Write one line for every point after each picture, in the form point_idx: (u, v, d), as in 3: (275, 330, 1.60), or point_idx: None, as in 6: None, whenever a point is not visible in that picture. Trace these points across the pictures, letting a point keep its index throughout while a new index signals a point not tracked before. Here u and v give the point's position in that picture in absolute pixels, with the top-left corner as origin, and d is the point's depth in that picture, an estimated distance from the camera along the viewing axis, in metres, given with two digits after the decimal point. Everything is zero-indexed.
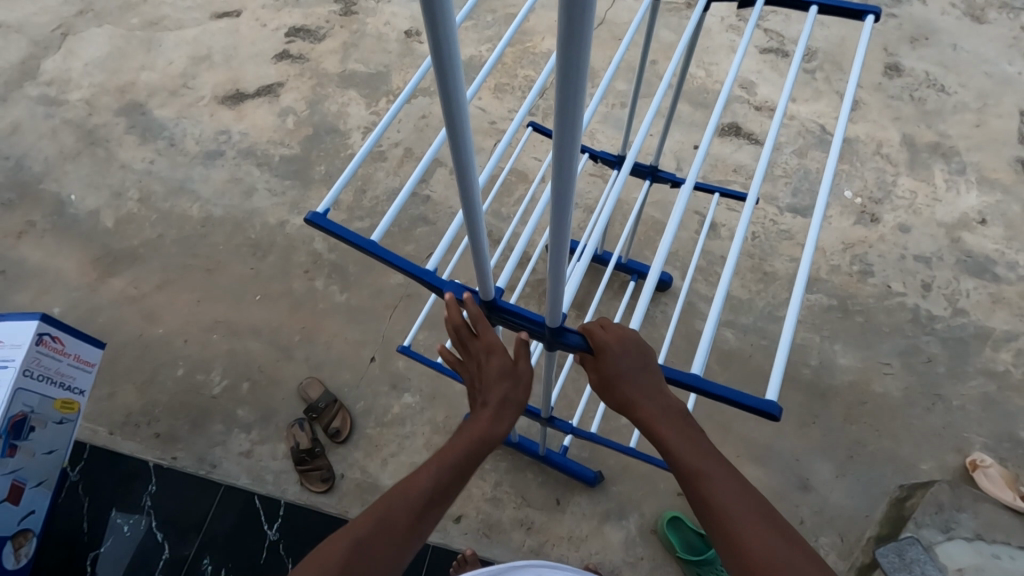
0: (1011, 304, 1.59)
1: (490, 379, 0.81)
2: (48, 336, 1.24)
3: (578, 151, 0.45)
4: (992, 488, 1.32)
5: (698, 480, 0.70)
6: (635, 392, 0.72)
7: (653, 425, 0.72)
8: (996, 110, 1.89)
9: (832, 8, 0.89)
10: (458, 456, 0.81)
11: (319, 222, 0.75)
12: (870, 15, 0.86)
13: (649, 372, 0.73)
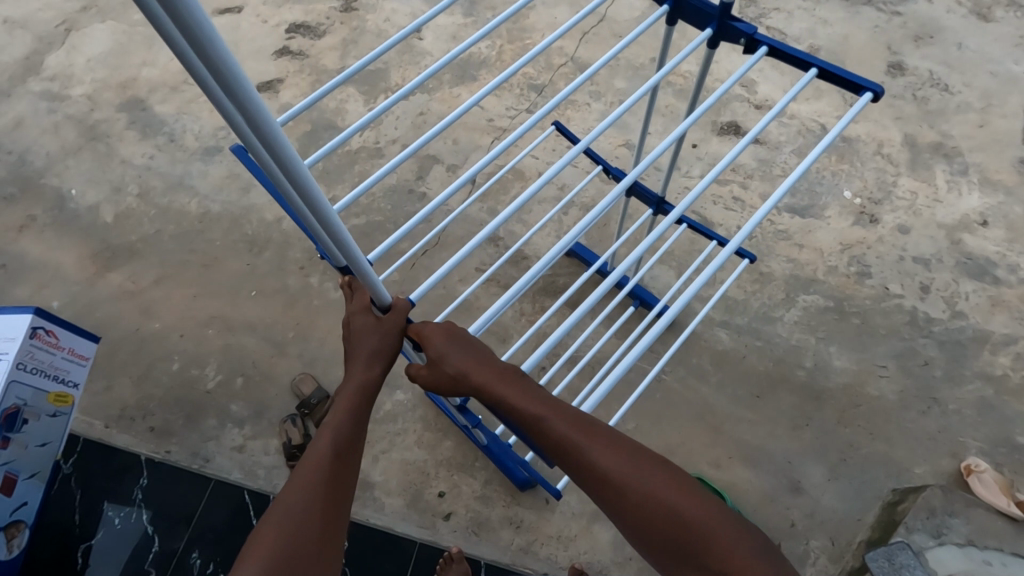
0: (1011, 308, 1.57)
1: (358, 337, 0.80)
2: (42, 330, 1.26)
3: (286, 141, 0.50)
4: (987, 493, 1.30)
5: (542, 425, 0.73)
6: (468, 365, 0.78)
7: (493, 390, 0.76)
8: (1000, 110, 1.86)
9: (833, 75, 0.88)
10: (352, 413, 0.79)
11: (240, 156, 0.88)
12: (867, 92, 0.86)
13: (479, 347, 0.80)
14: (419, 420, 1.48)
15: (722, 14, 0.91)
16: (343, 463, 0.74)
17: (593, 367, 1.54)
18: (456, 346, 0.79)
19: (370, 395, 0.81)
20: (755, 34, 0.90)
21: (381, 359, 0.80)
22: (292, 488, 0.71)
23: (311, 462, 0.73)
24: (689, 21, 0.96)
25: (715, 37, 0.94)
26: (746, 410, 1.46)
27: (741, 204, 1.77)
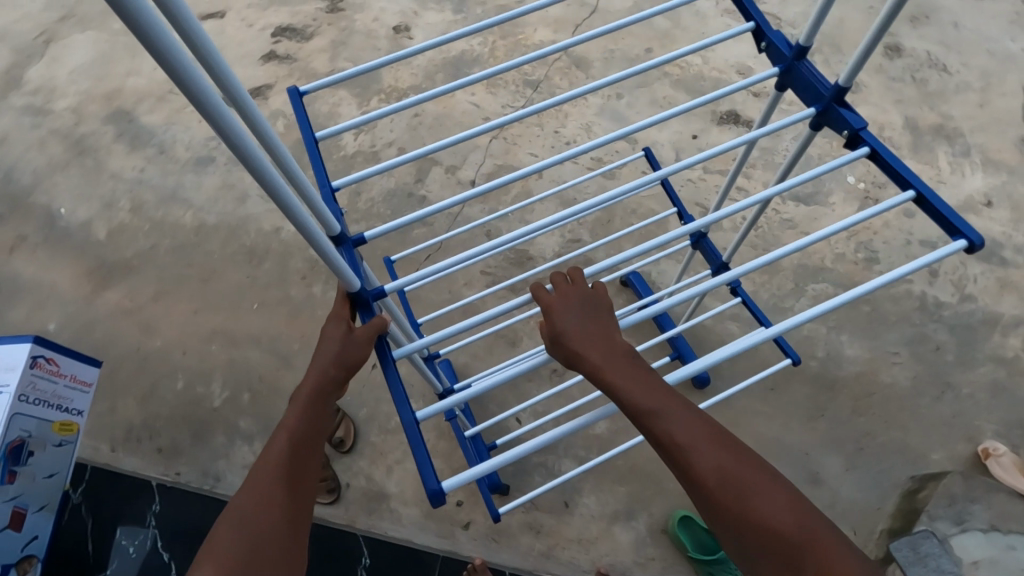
0: (1019, 288, 1.56)
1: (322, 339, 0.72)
2: (43, 359, 1.22)
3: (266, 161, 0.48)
4: (1005, 476, 1.31)
5: (654, 414, 0.61)
6: (582, 341, 0.67)
7: (605, 374, 0.65)
8: (999, 89, 1.86)
9: (930, 207, 0.75)
10: (316, 415, 0.70)
11: (294, 97, 0.87)
12: (961, 240, 0.72)
13: (604, 320, 0.70)
14: (431, 428, 1.46)
15: (836, 96, 0.81)
16: (300, 466, 0.69)
17: None
18: (575, 320, 0.69)
19: (328, 392, 0.71)
20: (862, 129, 0.80)
21: (343, 364, 0.71)
22: (247, 492, 0.67)
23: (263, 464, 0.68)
24: (796, 93, 0.88)
25: (819, 115, 0.85)
26: (760, 403, 1.45)
27: (745, 194, 1.75)
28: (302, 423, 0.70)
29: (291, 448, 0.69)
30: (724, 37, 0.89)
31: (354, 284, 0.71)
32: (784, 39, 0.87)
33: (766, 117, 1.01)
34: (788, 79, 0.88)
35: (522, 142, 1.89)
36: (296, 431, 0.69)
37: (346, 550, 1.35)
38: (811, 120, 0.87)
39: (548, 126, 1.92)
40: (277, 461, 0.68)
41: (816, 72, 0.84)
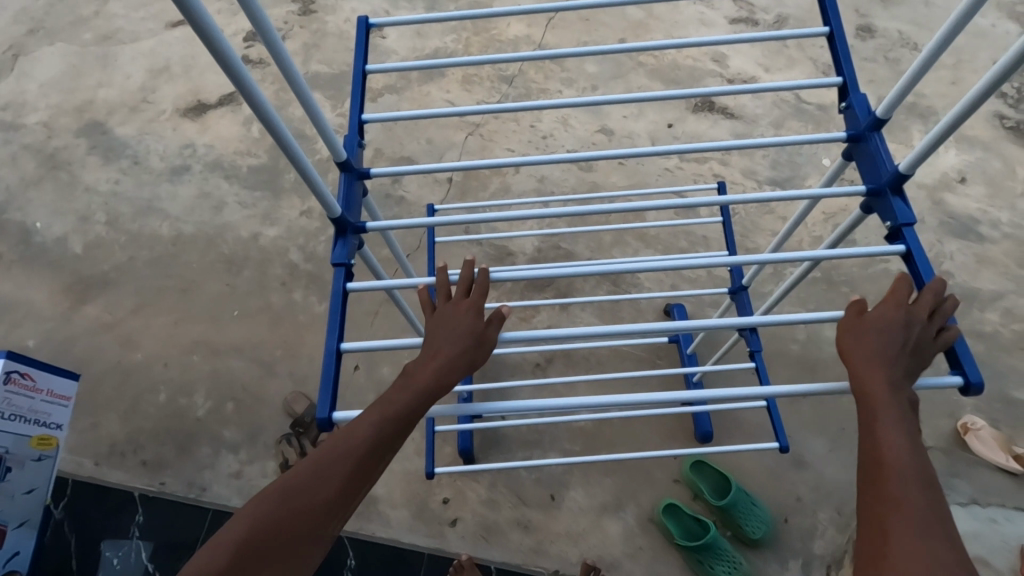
0: (996, 263, 1.57)
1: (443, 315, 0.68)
2: (17, 374, 1.20)
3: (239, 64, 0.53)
4: (984, 450, 1.31)
5: (886, 441, 0.57)
6: (865, 339, 0.63)
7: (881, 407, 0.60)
8: (971, 66, 1.86)
9: None
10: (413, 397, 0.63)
11: (360, 25, 0.90)
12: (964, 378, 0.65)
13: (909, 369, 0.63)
14: (417, 429, 1.46)
15: (893, 181, 0.73)
16: (376, 463, 0.61)
17: (587, 359, 1.53)
18: (873, 339, 0.63)
19: (433, 396, 0.64)
20: (908, 227, 0.72)
21: (462, 366, 0.66)
22: (316, 460, 0.60)
23: (342, 442, 0.61)
24: (859, 167, 0.79)
25: (871, 197, 0.77)
26: (743, 388, 1.46)
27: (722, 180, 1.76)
28: (397, 420, 0.62)
29: (377, 442, 0.61)
30: (808, 85, 0.84)
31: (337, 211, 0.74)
32: (865, 105, 0.79)
33: (834, 177, 0.92)
34: (856, 149, 0.80)
35: (499, 137, 1.88)
36: (389, 420, 0.62)
37: (332, 557, 1.34)
38: (864, 200, 0.78)
39: (523, 121, 1.91)
40: (355, 445, 0.60)
41: (883, 150, 0.76)
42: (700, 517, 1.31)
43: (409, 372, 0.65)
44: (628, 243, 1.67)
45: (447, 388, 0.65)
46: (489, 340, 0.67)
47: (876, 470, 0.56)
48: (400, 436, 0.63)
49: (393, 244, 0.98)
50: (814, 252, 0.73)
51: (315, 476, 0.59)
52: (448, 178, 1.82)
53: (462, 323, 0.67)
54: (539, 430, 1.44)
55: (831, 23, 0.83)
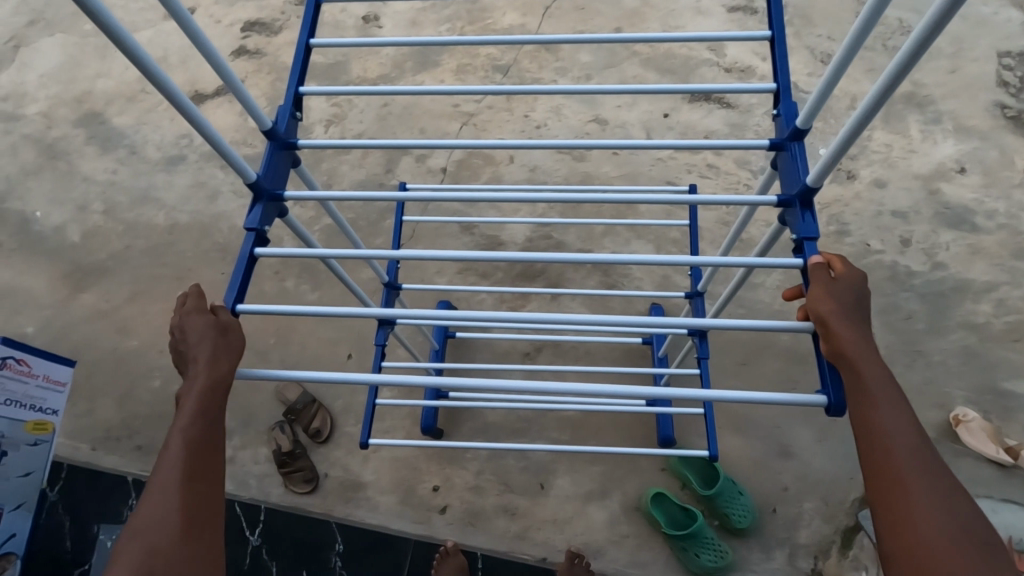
0: (990, 254, 1.56)
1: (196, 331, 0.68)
2: (13, 360, 1.21)
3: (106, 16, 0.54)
4: (976, 442, 1.32)
5: (881, 416, 0.58)
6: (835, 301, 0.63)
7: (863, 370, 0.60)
8: (972, 54, 1.83)
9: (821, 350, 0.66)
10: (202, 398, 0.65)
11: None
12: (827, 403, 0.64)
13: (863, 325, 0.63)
14: (406, 416, 1.47)
15: (802, 195, 0.68)
16: (204, 463, 0.63)
17: (577, 348, 1.52)
18: (844, 306, 0.63)
19: (221, 387, 0.66)
20: (810, 241, 0.67)
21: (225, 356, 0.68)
22: (153, 496, 0.60)
23: (161, 473, 0.61)
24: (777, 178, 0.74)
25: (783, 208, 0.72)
26: (732, 378, 1.46)
27: (716, 170, 1.75)
28: (199, 421, 0.64)
29: (191, 447, 0.63)
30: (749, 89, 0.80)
31: (253, 174, 0.71)
32: (793, 112, 0.73)
33: (771, 184, 0.88)
34: (779, 158, 0.75)
35: (492, 127, 1.88)
36: (189, 427, 0.64)
37: (320, 541, 1.36)
38: (778, 211, 0.73)
39: (517, 111, 1.91)
40: (174, 465, 0.62)
41: (800, 160, 0.70)
42: (685, 505, 1.32)
43: (183, 390, 0.66)
44: (620, 233, 1.67)
45: (230, 372, 0.67)
46: (235, 325, 0.70)
47: (880, 446, 0.58)
48: (211, 433, 0.65)
49: (344, 225, 0.98)
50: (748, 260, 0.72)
51: (156, 507, 0.60)
52: (441, 168, 1.82)
53: (201, 325, 0.69)
54: (527, 419, 1.44)
55: (771, 25, 0.76)
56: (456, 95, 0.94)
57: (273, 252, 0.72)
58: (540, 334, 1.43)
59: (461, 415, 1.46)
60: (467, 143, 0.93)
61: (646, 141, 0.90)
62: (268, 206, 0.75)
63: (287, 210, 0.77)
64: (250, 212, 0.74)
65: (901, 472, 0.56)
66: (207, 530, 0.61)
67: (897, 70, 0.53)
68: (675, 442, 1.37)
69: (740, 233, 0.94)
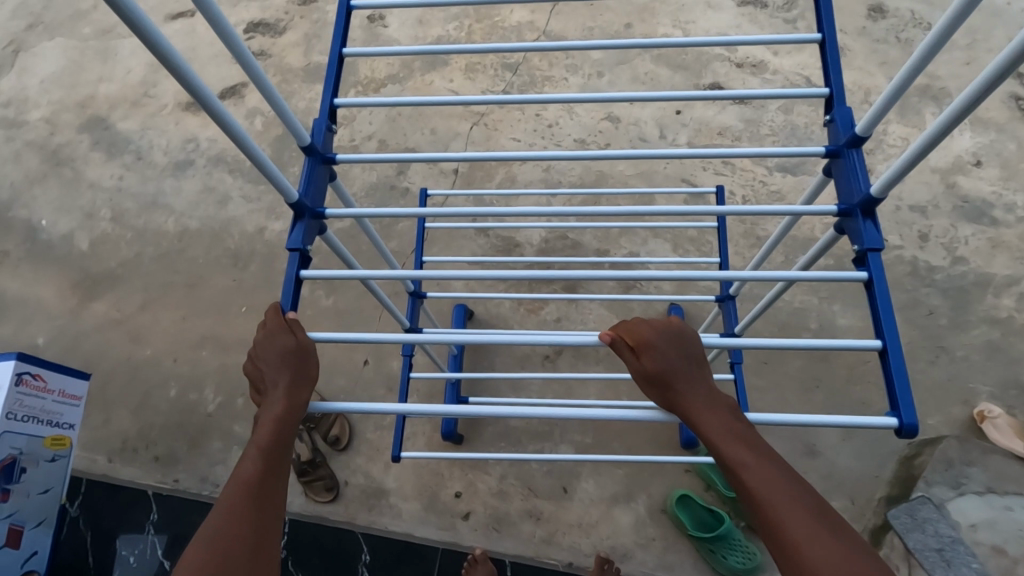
0: (1011, 248, 1.55)
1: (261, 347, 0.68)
2: (28, 375, 1.20)
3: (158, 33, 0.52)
4: (1001, 438, 1.31)
5: (745, 470, 0.60)
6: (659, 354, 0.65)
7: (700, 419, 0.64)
8: (986, 46, 1.81)
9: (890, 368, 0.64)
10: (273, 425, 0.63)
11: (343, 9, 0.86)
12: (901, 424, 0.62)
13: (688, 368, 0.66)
14: (427, 422, 1.45)
15: (864, 204, 0.67)
16: (270, 486, 0.61)
17: (597, 350, 1.51)
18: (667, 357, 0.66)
19: (295, 414, 0.65)
20: (874, 252, 0.66)
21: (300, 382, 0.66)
22: (218, 511, 0.59)
23: (230, 487, 0.60)
24: (834, 185, 0.73)
25: (842, 217, 0.71)
26: (755, 378, 1.45)
27: (731, 167, 1.73)
28: (272, 442, 0.63)
29: (263, 467, 0.61)
30: (798, 93, 0.78)
31: (295, 193, 0.70)
32: (848, 119, 0.72)
33: (815, 194, 0.86)
34: (833, 164, 0.74)
35: (504, 126, 1.86)
36: (265, 446, 0.62)
37: (345, 550, 1.35)
38: (835, 219, 0.72)
39: (528, 110, 1.89)
40: (246, 482, 0.60)
41: (859, 169, 0.69)
42: (711, 507, 1.31)
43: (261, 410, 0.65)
44: (636, 233, 1.65)
45: (306, 401, 0.66)
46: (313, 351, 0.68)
47: (756, 501, 0.59)
48: (283, 457, 0.63)
49: (376, 239, 0.96)
50: (795, 272, 0.70)
51: (223, 521, 0.58)
52: (453, 169, 1.80)
53: (280, 347, 0.67)
54: (550, 422, 1.43)
55: (824, 29, 0.76)
56: (480, 102, 0.91)
57: (319, 273, 0.71)
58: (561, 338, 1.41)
59: (482, 420, 1.45)
60: (480, 155, 0.90)
61: (672, 150, 0.88)
62: (310, 223, 0.74)
63: (325, 226, 0.77)
64: (293, 231, 0.72)
65: (777, 519, 0.57)
66: (264, 555, 0.59)
67: (991, 79, 0.52)
68: (699, 445, 1.37)
69: (783, 237, 0.91)
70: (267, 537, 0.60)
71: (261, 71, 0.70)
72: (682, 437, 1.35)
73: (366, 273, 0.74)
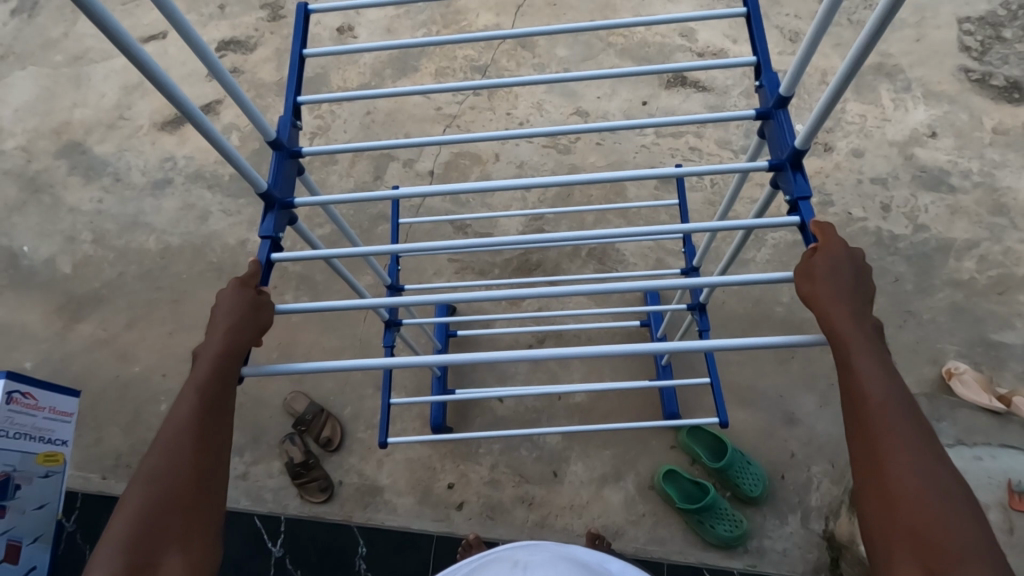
0: (969, 213, 1.61)
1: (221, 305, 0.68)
2: (18, 393, 1.21)
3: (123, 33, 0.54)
4: (968, 393, 1.36)
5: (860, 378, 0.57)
6: (826, 269, 0.64)
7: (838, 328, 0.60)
8: (934, 22, 1.88)
9: None
10: (211, 371, 0.64)
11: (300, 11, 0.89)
12: None
13: (851, 288, 0.63)
14: (416, 417, 1.48)
15: (792, 157, 0.71)
16: (213, 426, 0.62)
17: (577, 337, 1.55)
18: (841, 272, 0.64)
19: (234, 356, 0.66)
20: (804, 200, 0.70)
21: (249, 329, 0.68)
22: (156, 451, 0.60)
23: (169, 430, 0.61)
24: (767, 145, 0.78)
25: (776, 172, 0.75)
26: (732, 354, 1.49)
27: (698, 152, 1.79)
28: (215, 383, 0.64)
29: (202, 408, 0.62)
30: (731, 64, 0.82)
31: (262, 183, 0.73)
32: (775, 82, 0.77)
33: (759, 151, 0.89)
34: (766, 127, 0.78)
35: (476, 127, 1.90)
36: (206, 388, 0.63)
37: (343, 546, 1.36)
38: (771, 176, 0.77)
39: (499, 109, 1.93)
40: (186, 422, 0.61)
41: (787, 127, 0.74)
42: (697, 479, 1.35)
43: (200, 352, 0.66)
44: (611, 221, 1.70)
45: (247, 345, 0.67)
46: (266, 301, 0.71)
47: (861, 409, 0.57)
48: (224, 400, 0.64)
49: (341, 222, 0.97)
50: (741, 224, 0.73)
51: (162, 461, 0.59)
52: (429, 172, 1.84)
53: (233, 299, 0.69)
54: (537, 409, 1.46)
55: (749, 3, 0.80)
56: (440, 93, 0.94)
57: (289, 256, 0.73)
58: (541, 326, 1.45)
59: (470, 411, 1.48)
60: (448, 139, 0.91)
61: (627, 123, 0.90)
62: (279, 213, 0.77)
63: (295, 216, 0.80)
64: (263, 220, 0.75)
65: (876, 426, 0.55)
66: (208, 491, 0.60)
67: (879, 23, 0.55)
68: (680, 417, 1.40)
69: (738, 195, 0.93)
70: (213, 479, 0.60)
71: (232, 78, 0.73)
72: (664, 411, 1.38)
73: (331, 254, 0.76)
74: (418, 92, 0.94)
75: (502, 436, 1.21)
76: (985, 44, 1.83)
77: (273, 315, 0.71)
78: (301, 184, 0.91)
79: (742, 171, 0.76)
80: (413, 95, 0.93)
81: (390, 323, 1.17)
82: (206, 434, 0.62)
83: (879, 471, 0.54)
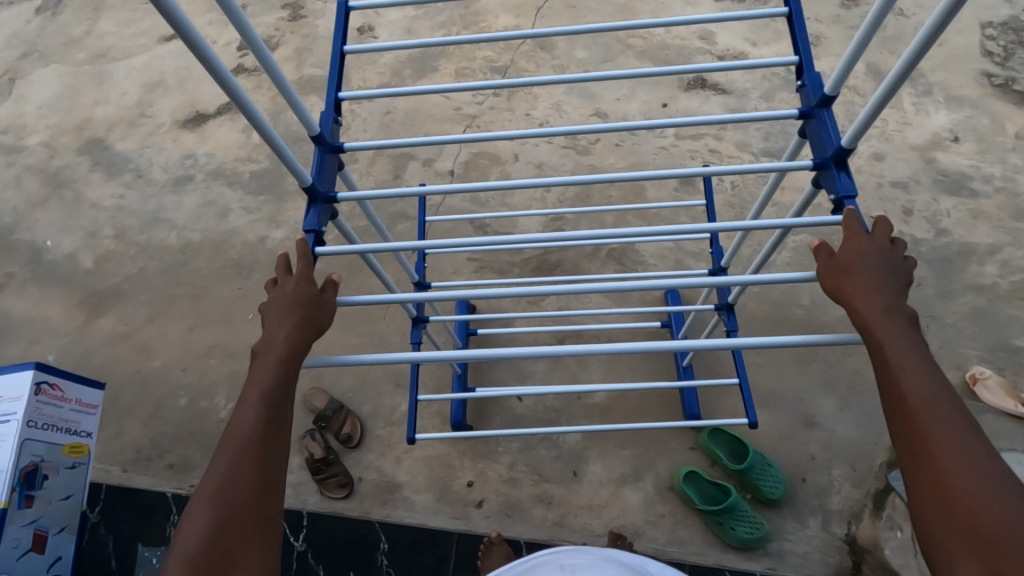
0: (991, 218, 1.60)
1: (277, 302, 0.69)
2: (46, 384, 1.23)
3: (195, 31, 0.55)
4: (992, 398, 1.35)
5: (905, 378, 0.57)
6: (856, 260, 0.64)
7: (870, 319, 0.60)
8: (956, 26, 1.87)
9: None
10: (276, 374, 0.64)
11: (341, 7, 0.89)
12: None
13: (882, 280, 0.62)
14: (436, 415, 1.48)
15: (837, 156, 0.71)
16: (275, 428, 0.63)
17: (597, 337, 1.55)
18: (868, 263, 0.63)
19: (295, 358, 0.66)
20: (849, 199, 0.70)
21: (310, 329, 0.68)
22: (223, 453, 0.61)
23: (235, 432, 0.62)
24: (808, 144, 0.78)
25: (818, 171, 0.75)
26: (752, 356, 1.49)
27: (718, 155, 1.79)
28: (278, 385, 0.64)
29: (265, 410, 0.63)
30: (770, 63, 0.82)
31: (307, 177, 0.74)
32: (818, 81, 0.77)
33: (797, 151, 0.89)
34: (808, 125, 0.79)
35: (495, 126, 1.91)
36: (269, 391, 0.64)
37: (364, 541, 1.37)
38: (813, 175, 0.77)
39: (518, 110, 1.94)
40: (251, 425, 0.62)
41: (831, 126, 0.74)
42: (717, 481, 1.34)
43: (263, 349, 0.66)
44: (630, 222, 1.70)
45: (307, 344, 0.67)
46: (329, 300, 0.70)
47: (905, 409, 0.56)
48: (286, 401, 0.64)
49: (373, 215, 0.97)
50: (783, 221, 0.73)
51: (230, 464, 0.60)
52: (449, 171, 1.85)
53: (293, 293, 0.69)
54: (556, 408, 1.47)
55: (791, 3, 0.80)
56: (474, 89, 0.94)
57: (335, 249, 0.74)
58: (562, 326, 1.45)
59: (490, 410, 1.49)
60: (481, 135, 0.92)
61: (652, 124, 0.90)
62: (322, 207, 0.78)
63: (336, 211, 0.80)
64: (307, 214, 0.76)
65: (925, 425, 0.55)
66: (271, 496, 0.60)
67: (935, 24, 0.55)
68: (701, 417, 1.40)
69: (772, 195, 0.93)
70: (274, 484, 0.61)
71: (281, 72, 0.73)
72: (686, 412, 1.38)
73: (372, 248, 0.77)
74: (454, 88, 0.94)
75: (523, 433, 1.22)
76: (1007, 49, 1.82)
77: (334, 314, 0.71)
78: (338, 179, 0.92)
79: (784, 170, 0.76)
80: (448, 90, 0.94)
81: (417, 320, 1.17)
82: (268, 437, 0.62)
83: (931, 471, 0.54)
